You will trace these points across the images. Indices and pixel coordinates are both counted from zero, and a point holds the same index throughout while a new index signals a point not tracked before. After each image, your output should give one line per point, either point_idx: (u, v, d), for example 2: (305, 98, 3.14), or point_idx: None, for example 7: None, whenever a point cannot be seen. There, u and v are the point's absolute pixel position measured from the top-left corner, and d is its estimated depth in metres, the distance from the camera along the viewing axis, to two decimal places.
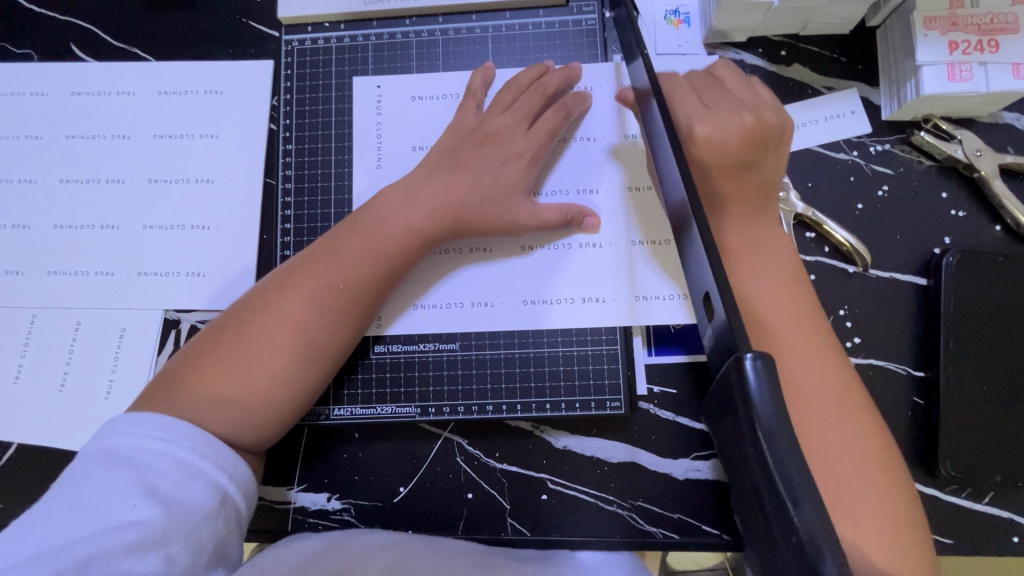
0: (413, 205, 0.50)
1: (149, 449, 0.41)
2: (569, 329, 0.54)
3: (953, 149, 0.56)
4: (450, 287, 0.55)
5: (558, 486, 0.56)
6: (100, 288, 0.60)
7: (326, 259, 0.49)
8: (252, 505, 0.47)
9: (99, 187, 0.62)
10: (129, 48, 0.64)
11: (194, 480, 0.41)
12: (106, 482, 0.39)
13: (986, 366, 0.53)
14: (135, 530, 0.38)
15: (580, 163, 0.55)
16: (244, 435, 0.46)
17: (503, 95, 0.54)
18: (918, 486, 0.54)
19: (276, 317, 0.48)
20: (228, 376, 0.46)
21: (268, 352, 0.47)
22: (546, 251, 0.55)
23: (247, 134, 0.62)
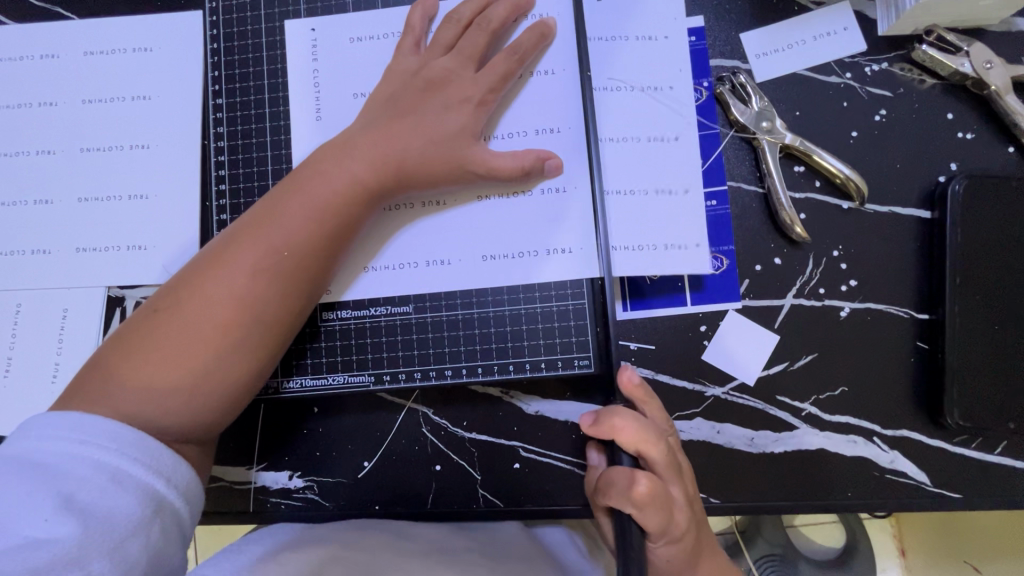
0: (354, 158, 0.46)
1: (68, 457, 0.38)
2: (531, 285, 0.50)
3: (960, 62, 0.50)
4: (401, 245, 0.51)
5: (531, 454, 0.52)
6: (37, 268, 0.57)
7: (267, 225, 0.45)
8: (196, 506, 0.43)
9: (29, 160, 0.58)
10: (51, 7, 0.59)
11: (119, 487, 0.38)
12: (17, 495, 0.35)
13: (997, 302, 0.48)
14: (47, 547, 0.34)
15: (537, 100, 0.50)
16: (192, 426, 0.43)
17: (447, 32, 0.49)
18: (922, 439, 0.49)
19: (209, 295, 0.43)
20: (159, 367, 0.42)
21: (210, 333, 0.43)
22: (502, 200, 0.50)
23: (182, 93, 0.57)
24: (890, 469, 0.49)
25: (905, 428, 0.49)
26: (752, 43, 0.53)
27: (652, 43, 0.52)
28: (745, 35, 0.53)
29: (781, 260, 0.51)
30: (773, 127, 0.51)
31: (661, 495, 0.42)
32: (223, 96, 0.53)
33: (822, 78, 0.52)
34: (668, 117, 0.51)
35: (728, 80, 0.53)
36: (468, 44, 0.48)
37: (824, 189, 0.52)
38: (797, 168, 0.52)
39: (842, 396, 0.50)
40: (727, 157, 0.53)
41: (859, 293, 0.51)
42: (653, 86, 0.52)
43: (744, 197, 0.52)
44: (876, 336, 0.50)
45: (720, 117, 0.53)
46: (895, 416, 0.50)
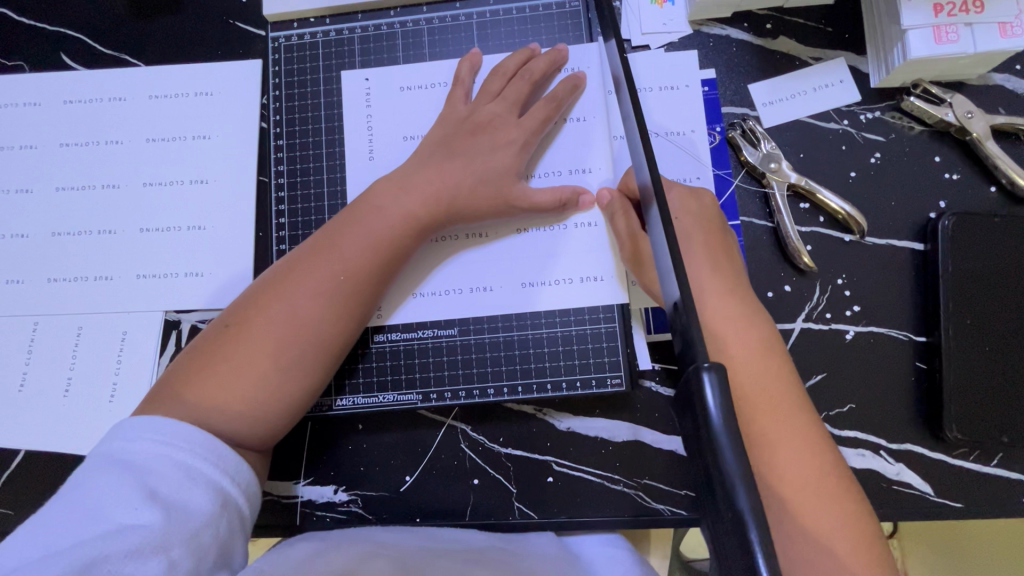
0: (410, 195, 0.51)
1: (150, 453, 0.41)
2: (567, 310, 0.55)
3: (944, 112, 0.56)
4: (449, 273, 0.56)
5: (564, 468, 0.55)
6: (99, 293, 0.61)
7: (327, 250, 0.50)
8: (255, 507, 0.47)
9: (94, 194, 0.62)
10: (119, 54, 0.65)
11: (194, 482, 0.41)
12: (108, 486, 0.39)
13: (986, 326, 0.53)
14: (135, 533, 0.38)
15: (569, 144, 0.56)
16: (251, 436, 0.47)
17: (493, 85, 0.55)
18: (924, 451, 0.54)
19: (278, 314, 0.48)
20: (229, 377, 0.46)
21: (275, 348, 0.47)
22: (540, 234, 0.55)
23: (239, 133, 0.62)
24: (896, 480, 0.53)
25: (909, 442, 0.54)
26: (759, 93, 0.59)
27: (670, 103, 0.59)
28: (752, 86, 0.59)
29: (790, 287, 0.56)
30: (780, 168, 0.57)
31: None
32: (283, 138, 0.59)
33: (823, 125, 0.58)
34: (686, 163, 0.58)
35: (739, 126, 0.58)
36: (513, 92, 0.54)
37: (828, 224, 0.57)
38: (802, 205, 0.57)
39: (850, 413, 0.55)
40: (739, 194, 0.58)
41: (863, 318, 0.56)
42: (674, 132, 0.58)
43: (756, 231, 0.58)
44: (879, 357, 0.55)
45: (732, 159, 0.59)
46: (899, 431, 0.54)
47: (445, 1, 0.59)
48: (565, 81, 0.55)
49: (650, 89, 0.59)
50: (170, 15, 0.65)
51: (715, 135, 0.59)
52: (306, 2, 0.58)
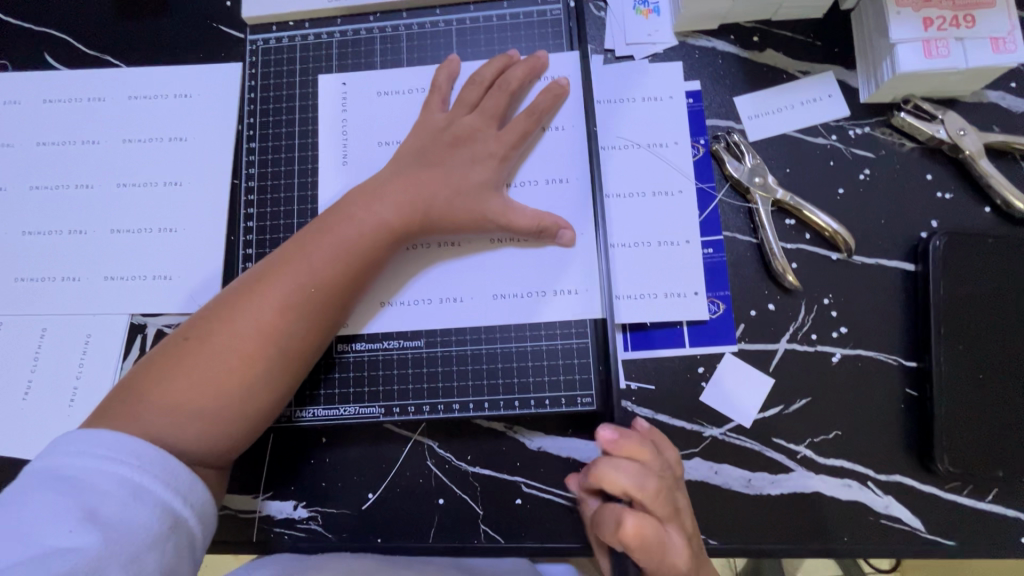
0: (383, 203, 0.49)
1: (97, 470, 0.39)
2: (538, 324, 0.53)
3: (935, 129, 0.54)
4: (420, 284, 0.54)
5: (533, 490, 0.53)
6: (66, 294, 0.60)
7: (294, 260, 0.48)
8: (210, 527, 0.44)
9: (69, 194, 0.62)
10: (101, 55, 0.65)
11: (138, 501, 0.39)
12: (46, 504, 0.37)
13: (981, 354, 0.50)
14: (70, 557, 0.35)
15: (548, 154, 0.54)
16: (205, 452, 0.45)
17: (471, 95, 0.53)
18: (915, 483, 0.51)
19: (241, 323, 0.46)
20: (185, 388, 0.44)
21: (235, 360, 0.45)
22: (514, 244, 0.53)
23: (216, 136, 0.61)
24: (885, 514, 0.51)
25: (899, 473, 0.51)
26: (745, 106, 0.58)
27: (651, 115, 0.57)
28: (737, 98, 0.58)
29: (774, 306, 0.54)
30: (766, 183, 0.55)
31: (656, 541, 0.41)
32: (257, 141, 0.58)
33: (810, 139, 0.57)
34: (667, 175, 0.56)
35: (724, 139, 0.57)
36: (491, 102, 0.53)
37: (815, 241, 0.55)
38: (788, 221, 0.55)
39: (836, 440, 0.52)
40: (723, 208, 0.56)
41: (850, 340, 0.53)
42: (656, 144, 0.57)
43: (739, 246, 0.55)
44: (867, 382, 0.53)
45: (716, 172, 0.57)
46: (888, 461, 0.51)
47: (425, 7, 0.58)
48: (545, 92, 0.53)
49: (633, 99, 0.58)
50: (154, 18, 0.65)
51: (699, 147, 0.57)
52: (285, 5, 0.58)
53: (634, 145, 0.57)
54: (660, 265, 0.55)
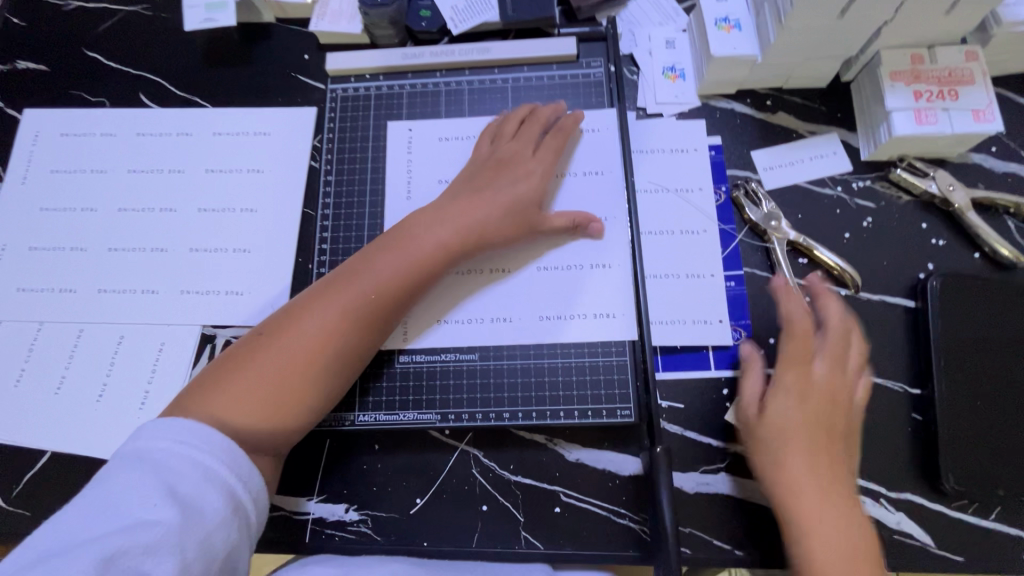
0: (440, 226, 0.56)
1: (174, 451, 0.44)
2: (584, 342, 0.58)
3: (927, 184, 0.62)
4: (476, 303, 0.60)
5: (571, 499, 0.57)
6: (144, 305, 0.65)
7: (358, 272, 0.54)
8: (262, 515, 0.48)
9: (152, 215, 0.68)
10: (191, 96, 0.73)
11: (209, 483, 0.43)
12: (133, 482, 0.41)
13: (977, 382, 0.56)
14: (153, 529, 0.39)
15: (590, 194, 0.62)
16: (269, 437, 0.49)
17: (508, 130, 0.62)
18: (923, 502, 0.55)
19: (310, 325, 0.52)
20: (257, 380, 0.49)
21: (301, 356, 0.51)
22: (560, 272, 0.60)
23: (290, 169, 0.69)
24: (897, 529, 0.55)
25: (909, 492, 0.55)
26: (762, 159, 0.66)
27: (680, 164, 0.65)
28: (754, 153, 0.66)
29: None
30: (780, 226, 0.62)
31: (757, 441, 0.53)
32: (331, 175, 0.66)
33: (819, 190, 0.65)
34: (693, 216, 0.63)
35: (743, 186, 0.64)
36: (525, 138, 0.61)
37: (825, 279, 0.61)
38: (801, 260, 0.62)
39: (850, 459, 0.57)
40: (743, 247, 0.63)
41: None
42: (684, 189, 0.64)
43: (759, 281, 0.62)
44: (876, 406, 0.58)
45: (736, 215, 0.64)
46: (899, 480, 0.56)
47: (484, 67, 0.67)
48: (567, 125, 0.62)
49: (663, 150, 0.66)
50: (241, 67, 0.74)
51: (721, 193, 0.65)
52: (363, 61, 0.67)
53: (663, 189, 0.64)
54: (689, 295, 0.61)
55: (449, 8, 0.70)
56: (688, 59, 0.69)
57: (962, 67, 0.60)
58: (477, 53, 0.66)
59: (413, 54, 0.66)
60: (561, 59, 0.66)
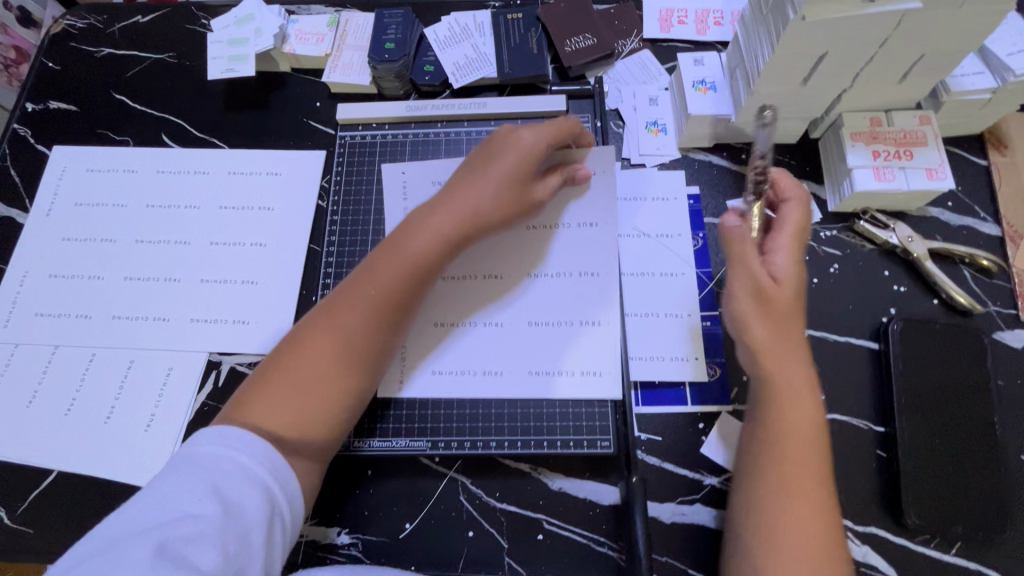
0: (445, 218, 0.57)
1: (217, 455, 0.47)
2: (578, 398, 0.61)
3: (888, 236, 0.67)
4: (477, 338, 0.62)
5: (553, 527, 0.60)
6: (155, 331, 0.69)
7: (370, 264, 0.56)
8: (296, 524, 0.50)
9: (168, 247, 0.73)
10: (209, 138, 0.79)
11: (251, 485, 0.46)
12: (183, 480, 0.45)
13: (936, 421, 0.59)
14: (198, 523, 0.43)
15: (580, 248, 0.62)
16: (313, 434, 0.52)
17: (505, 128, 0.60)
18: (888, 535, 0.58)
19: (333, 329, 0.54)
20: (292, 386, 0.52)
21: (326, 367, 0.53)
22: (554, 331, 0.62)
23: (299, 207, 0.74)
24: (863, 562, 0.57)
25: (874, 525, 0.58)
26: (736, 209, 0.71)
27: (662, 211, 0.71)
28: (730, 202, 0.71)
29: None
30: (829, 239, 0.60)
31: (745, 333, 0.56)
32: (337, 215, 0.71)
33: None
34: (671, 260, 0.68)
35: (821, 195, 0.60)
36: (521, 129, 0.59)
37: None
38: None
39: None
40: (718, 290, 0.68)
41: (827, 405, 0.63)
42: (664, 235, 0.69)
43: None
44: (843, 442, 0.61)
45: (712, 259, 0.69)
46: (865, 514, 0.59)
47: (481, 119, 0.73)
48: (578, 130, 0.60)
49: (646, 197, 0.71)
50: (257, 112, 0.80)
51: (699, 239, 0.70)
52: (370, 111, 0.73)
53: (645, 234, 0.69)
54: (666, 333, 0.65)
55: (451, 63, 0.77)
56: (669, 115, 0.75)
57: (916, 130, 0.66)
58: (475, 107, 0.72)
59: (417, 106, 0.72)
60: (552, 114, 0.72)
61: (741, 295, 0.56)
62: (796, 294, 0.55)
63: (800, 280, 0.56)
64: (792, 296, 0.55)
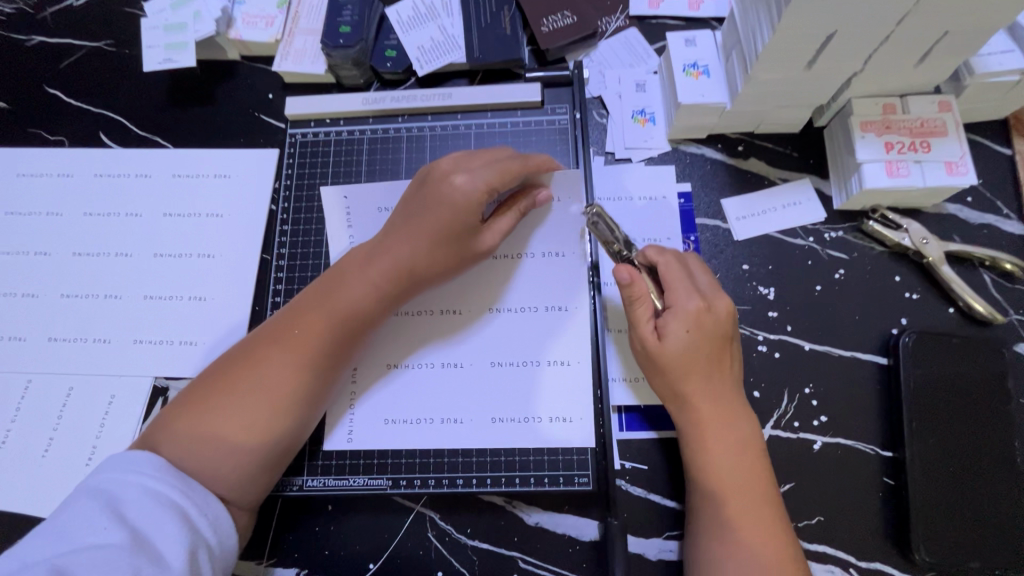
0: (397, 253, 0.52)
1: (123, 480, 0.43)
2: (554, 448, 0.56)
3: (901, 237, 0.60)
4: (434, 380, 0.57)
5: (530, 566, 0.55)
6: (96, 354, 0.63)
7: (298, 317, 0.51)
8: (229, 543, 0.46)
9: (108, 261, 0.66)
10: (151, 136, 0.72)
11: (160, 505, 0.42)
12: (82, 510, 0.41)
13: (950, 448, 0.54)
14: (100, 549, 0.39)
15: (546, 278, 0.59)
16: (245, 484, 0.48)
17: (443, 165, 0.53)
18: (894, 572, 0.53)
19: (267, 372, 0.49)
20: (221, 425, 0.47)
21: (258, 416, 0.48)
22: (514, 369, 0.57)
23: (250, 214, 0.67)
24: None
25: (879, 560, 0.54)
26: (732, 208, 0.64)
27: (649, 213, 0.64)
28: (725, 201, 0.64)
29: (760, 393, 0.58)
30: None
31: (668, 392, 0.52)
32: (289, 222, 0.64)
33: (789, 240, 0.63)
34: None
35: None
36: (459, 168, 0.52)
37: (795, 333, 0.60)
38: (770, 314, 0.61)
39: (819, 526, 0.55)
40: None
41: (829, 429, 0.57)
42: (650, 240, 0.63)
43: None
44: (846, 470, 0.56)
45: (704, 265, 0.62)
46: (869, 549, 0.54)
47: (448, 112, 0.65)
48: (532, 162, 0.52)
49: (630, 198, 0.64)
50: (203, 106, 0.72)
51: (690, 244, 0.63)
52: (324, 105, 0.66)
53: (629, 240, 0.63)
54: None
55: (415, 48, 0.69)
56: (658, 103, 0.68)
57: (934, 118, 0.59)
58: (440, 98, 0.65)
59: (375, 98, 0.65)
60: (526, 105, 0.65)
61: (647, 366, 0.53)
62: (697, 350, 0.51)
63: (702, 343, 0.51)
64: (685, 361, 0.51)
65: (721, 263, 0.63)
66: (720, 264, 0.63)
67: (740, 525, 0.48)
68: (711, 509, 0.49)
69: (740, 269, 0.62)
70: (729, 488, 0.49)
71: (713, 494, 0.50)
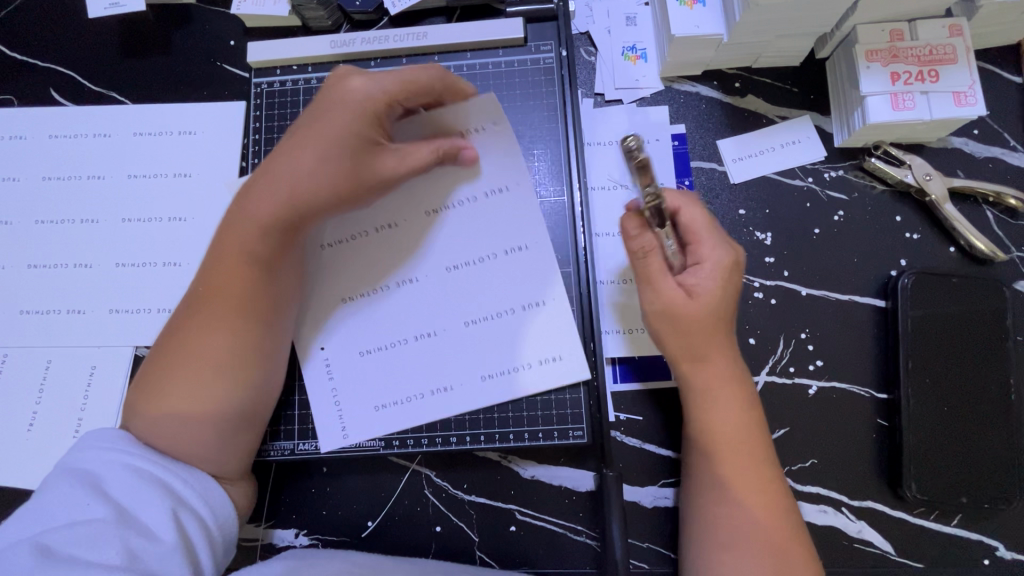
0: (305, 180, 0.48)
1: (105, 460, 0.43)
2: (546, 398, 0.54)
3: (903, 174, 0.58)
4: (412, 352, 0.54)
5: (527, 517, 0.56)
6: (71, 325, 0.61)
7: (217, 270, 0.48)
8: (223, 513, 0.46)
9: (73, 228, 0.63)
10: (107, 92, 0.66)
11: (144, 480, 0.42)
12: (64, 491, 0.41)
13: (946, 387, 0.54)
14: (87, 526, 0.39)
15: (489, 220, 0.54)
16: (199, 443, 0.45)
17: (343, 85, 0.50)
18: (884, 508, 0.54)
19: (193, 324, 0.47)
20: (163, 390, 0.45)
21: (189, 367, 0.46)
22: (496, 326, 0.54)
23: (220, 172, 0.64)
24: (858, 538, 0.54)
25: (870, 499, 0.54)
26: (729, 149, 0.61)
27: None
28: (720, 142, 0.61)
29: (755, 340, 0.57)
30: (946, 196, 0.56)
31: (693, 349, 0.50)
32: None
33: (788, 181, 0.60)
34: None
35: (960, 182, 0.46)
36: (350, 77, 0.49)
37: (792, 279, 0.58)
38: (768, 259, 0.59)
39: (812, 468, 0.55)
40: None
41: (825, 372, 0.57)
42: None
43: None
44: (840, 412, 0.56)
45: None
46: (861, 488, 0.55)
47: (424, 54, 0.61)
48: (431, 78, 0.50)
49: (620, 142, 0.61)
50: (160, 56, 0.67)
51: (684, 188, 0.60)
52: (289, 51, 0.61)
53: (624, 186, 0.60)
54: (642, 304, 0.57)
55: None
56: (650, 37, 0.63)
57: (945, 44, 0.55)
58: (415, 39, 0.60)
59: (343, 41, 0.60)
60: (508, 43, 0.60)
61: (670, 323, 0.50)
62: (712, 309, 0.49)
63: (725, 299, 0.49)
64: (705, 318, 0.49)
65: (716, 209, 0.60)
66: (715, 209, 0.60)
67: (737, 479, 0.47)
68: (708, 466, 0.49)
69: (736, 214, 0.60)
70: (732, 446, 0.48)
71: (712, 454, 0.49)
